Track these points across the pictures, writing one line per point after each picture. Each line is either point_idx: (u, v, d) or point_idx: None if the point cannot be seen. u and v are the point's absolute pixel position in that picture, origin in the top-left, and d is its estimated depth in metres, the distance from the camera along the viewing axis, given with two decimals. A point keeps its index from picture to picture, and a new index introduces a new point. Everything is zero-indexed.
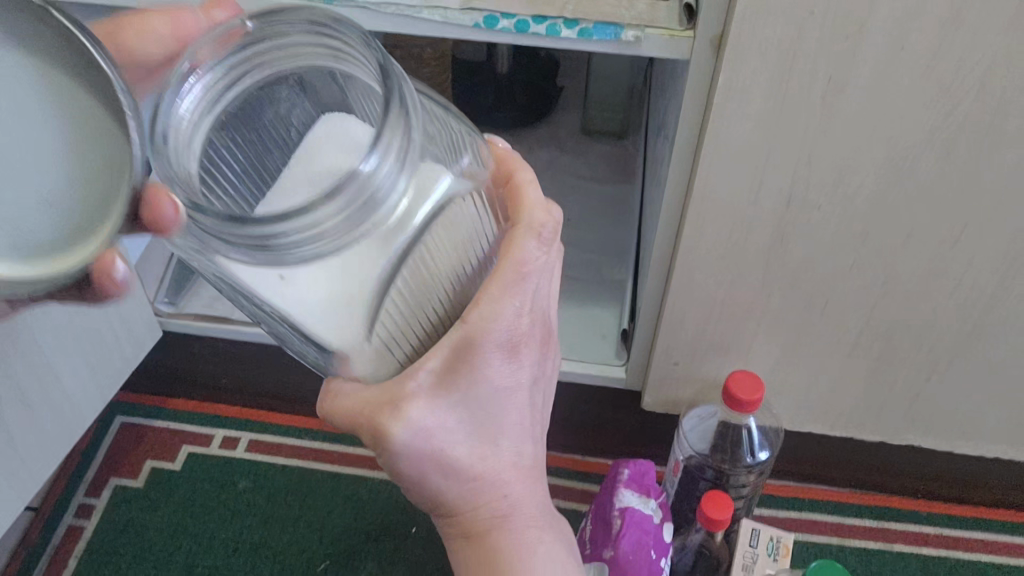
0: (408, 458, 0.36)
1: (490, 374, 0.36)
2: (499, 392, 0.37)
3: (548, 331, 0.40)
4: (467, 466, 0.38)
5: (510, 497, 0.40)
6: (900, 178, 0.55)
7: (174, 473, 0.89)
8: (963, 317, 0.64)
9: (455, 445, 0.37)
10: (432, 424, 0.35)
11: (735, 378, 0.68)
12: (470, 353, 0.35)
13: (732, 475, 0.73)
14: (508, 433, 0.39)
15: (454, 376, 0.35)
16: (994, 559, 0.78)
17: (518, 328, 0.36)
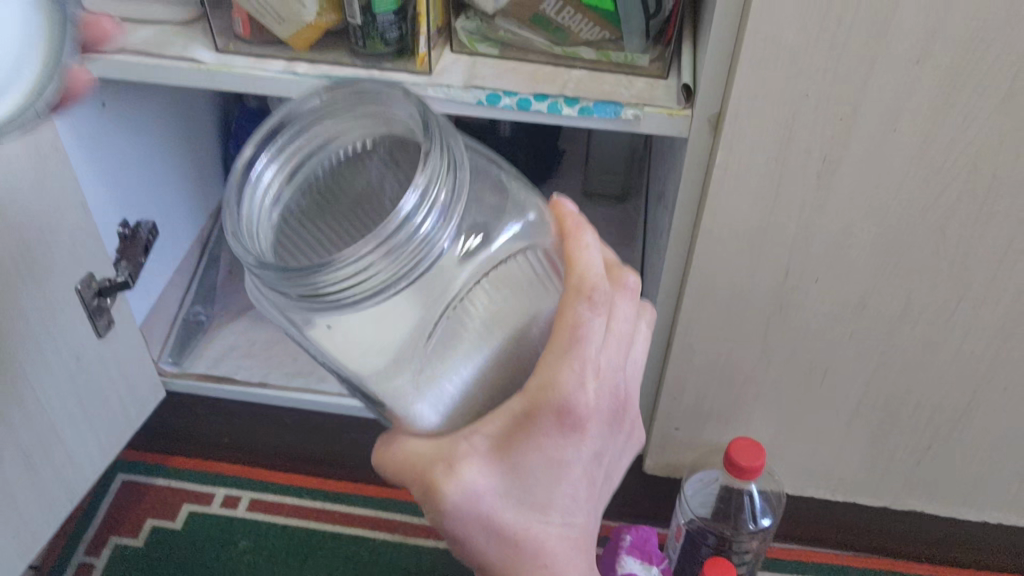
0: (458, 518, 0.37)
1: (549, 448, 0.36)
2: (557, 467, 0.36)
3: (625, 404, 0.39)
4: (523, 531, 0.38)
5: (559, 567, 0.39)
6: (895, 253, 0.56)
7: (173, 533, 0.89)
8: (962, 386, 0.64)
9: (505, 507, 0.37)
10: (483, 489, 0.36)
11: (735, 444, 0.68)
12: (534, 414, 0.35)
13: (736, 541, 0.73)
14: (562, 508, 0.38)
15: (513, 444, 0.36)
16: None
17: (580, 402, 0.35)
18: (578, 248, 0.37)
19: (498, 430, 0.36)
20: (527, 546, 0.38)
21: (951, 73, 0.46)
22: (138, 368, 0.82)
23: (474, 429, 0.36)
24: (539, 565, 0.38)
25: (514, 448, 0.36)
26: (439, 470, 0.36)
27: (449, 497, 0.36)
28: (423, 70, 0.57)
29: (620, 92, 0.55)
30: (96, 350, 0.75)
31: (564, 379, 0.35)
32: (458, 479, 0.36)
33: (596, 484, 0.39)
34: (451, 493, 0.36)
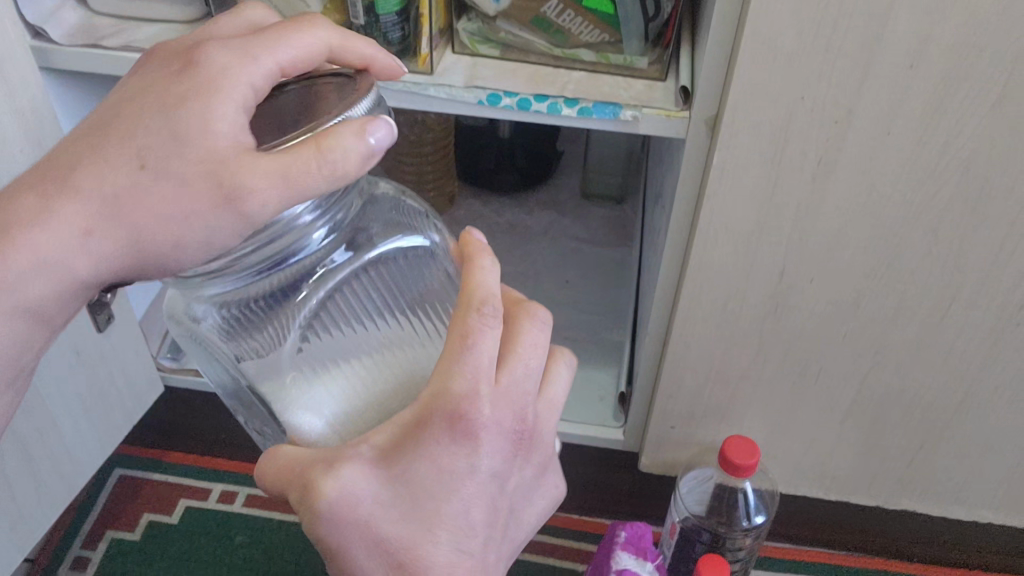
0: (337, 524, 0.35)
1: (436, 456, 0.34)
2: (445, 476, 0.35)
3: (531, 431, 0.38)
4: (406, 554, 0.36)
5: None
6: (889, 253, 0.57)
7: (170, 527, 0.90)
8: (954, 385, 0.65)
9: (388, 517, 0.36)
10: (363, 492, 0.35)
11: (730, 443, 0.68)
12: (421, 425, 0.34)
13: (728, 539, 0.72)
14: (453, 530, 0.36)
15: (397, 451, 0.35)
16: None
17: (469, 411, 0.34)
18: (477, 270, 0.36)
19: (385, 439, 0.35)
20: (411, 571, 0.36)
21: (945, 78, 0.47)
22: (136, 363, 0.83)
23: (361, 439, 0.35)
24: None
25: (399, 458, 0.35)
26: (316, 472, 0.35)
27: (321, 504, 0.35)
28: (425, 69, 0.58)
29: (618, 94, 0.56)
30: (96, 344, 0.75)
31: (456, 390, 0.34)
32: (334, 483, 0.34)
33: (495, 514, 0.37)
34: (325, 498, 0.34)
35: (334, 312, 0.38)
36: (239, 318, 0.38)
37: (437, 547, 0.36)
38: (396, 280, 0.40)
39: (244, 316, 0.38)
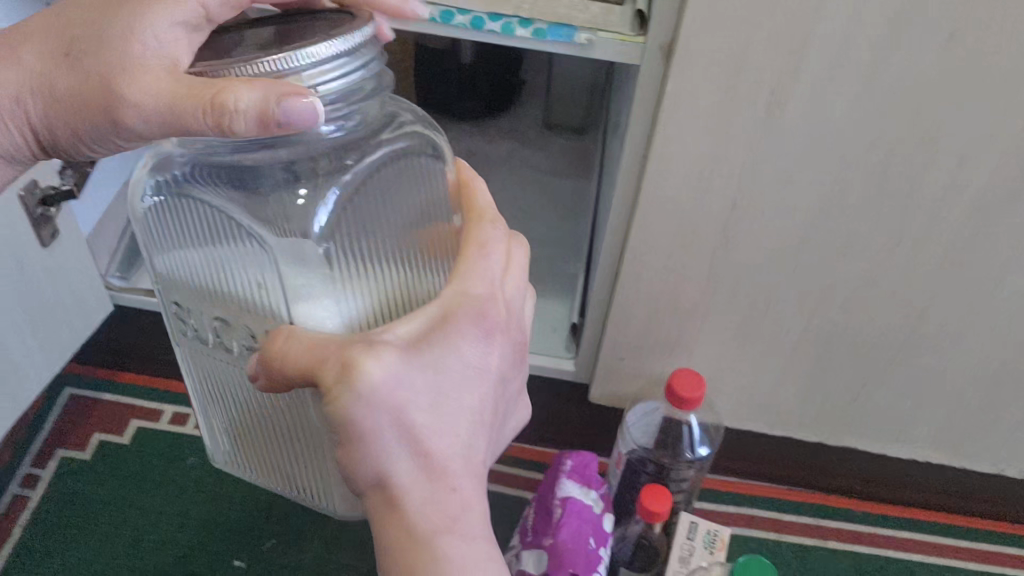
0: (368, 411, 0.34)
1: (459, 349, 0.36)
2: (465, 369, 0.36)
3: (520, 341, 0.41)
4: (428, 445, 0.36)
5: (454, 490, 0.37)
6: (841, 190, 0.56)
7: (122, 447, 0.90)
8: (899, 323, 0.65)
9: (415, 410, 0.35)
10: (400, 379, 0.34)
11: (677, 375, 0.69)
12: (450, 316, 0.36)
13: (674, 469, 0.74)
14: (464, 425, 0.37)
15: (426, 341, 0.35)
16: (923, 559, 0.81)
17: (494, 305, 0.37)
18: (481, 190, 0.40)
19: (413, 328, 0.35)
20: (427, 463, 0.36)
21: (903, 9, 0.46)
22: (84, 281, 0.82)
23: (389, 327, 0.35)
24: (439, 486, 0.36)
25: (429, 345, 0.35)
26: (351, 351, 0.33)
27: (359, 387, 0.33)
28: None
29: (574, 15, 0.54)
30: (40, 259, 0.74)
31: (475, 286, 0.37)
32: (377, 363, 0.33)
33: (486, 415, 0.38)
34: (365, 381, 0.33)
35: (348, 217, 0.37)
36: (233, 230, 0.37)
37: (449, 441, 0.36)
38: (389, 187, 0.39)
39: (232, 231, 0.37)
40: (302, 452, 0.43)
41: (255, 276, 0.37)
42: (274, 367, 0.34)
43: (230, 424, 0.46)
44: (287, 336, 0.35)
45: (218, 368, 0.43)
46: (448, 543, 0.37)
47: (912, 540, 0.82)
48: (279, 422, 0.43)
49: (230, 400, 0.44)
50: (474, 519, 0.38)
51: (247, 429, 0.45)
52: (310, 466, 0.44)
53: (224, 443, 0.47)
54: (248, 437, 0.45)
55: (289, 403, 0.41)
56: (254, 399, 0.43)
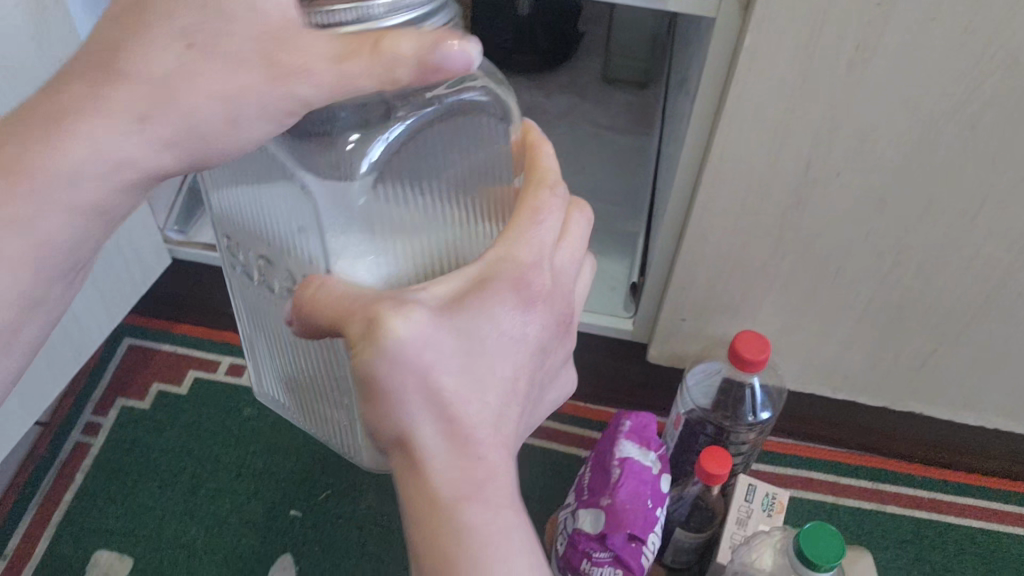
0: (395, 370, 0.30)
1: (500, 318, 0.32)
2: (504, 342, 0.33)
3: (569, 322, 0.37)
4: (458, 420, 0.31)
5: (489, 468, 0.31)
6: (923, 150, 0.54)
7: (179, 397, 0.91)
8: (976, 288, 0.63)
9: (447, 375, 0.31)
10: (431, 338, 0.31)
11: (740, 337, 0.68)
12: (492, 280, 0.33)
13: (733, 433, 0.72)
14: (503, 400, 0.33)
15: (462, 304, 0.32)
16: (983, 525, 0.79)
17: (537, 275, 0.34)
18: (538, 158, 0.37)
19: (448, 290, 0.32)
20: (458, 442, 0.31)
21: None
22: (144, 234, 0.82)
23: (426, 287, 0.32)
24: (468, 473, 0.31)
25: (465, 308, 0.32)
26: (379, 307, 0.30)
27: (382, 345, 0.30)
28: None
29: None
30: None
31: (522, 252, 0.34)
32: (402, 324, 0.30)
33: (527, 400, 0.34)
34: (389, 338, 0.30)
35: (392, 164, 0.34)
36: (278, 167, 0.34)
37: (482, 419, 0.32)
38: (446, 136, 0.36)
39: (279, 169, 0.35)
40: (341, 411, 0.41)
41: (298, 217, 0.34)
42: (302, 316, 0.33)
43: (279, 372, 0.44)
44: (317, 285, 0.33)
45: (265, 312, 0.41)
46: (474, 545, 0.30)
47: (974, 506, 0.80)
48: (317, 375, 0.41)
49: (276, 345, 0.43)
50: (510, 516, 0.32)
51: (292, 377, 0.43)
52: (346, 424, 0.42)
53: (276, 390, 0.46)
54: (292, 384, 0.44)
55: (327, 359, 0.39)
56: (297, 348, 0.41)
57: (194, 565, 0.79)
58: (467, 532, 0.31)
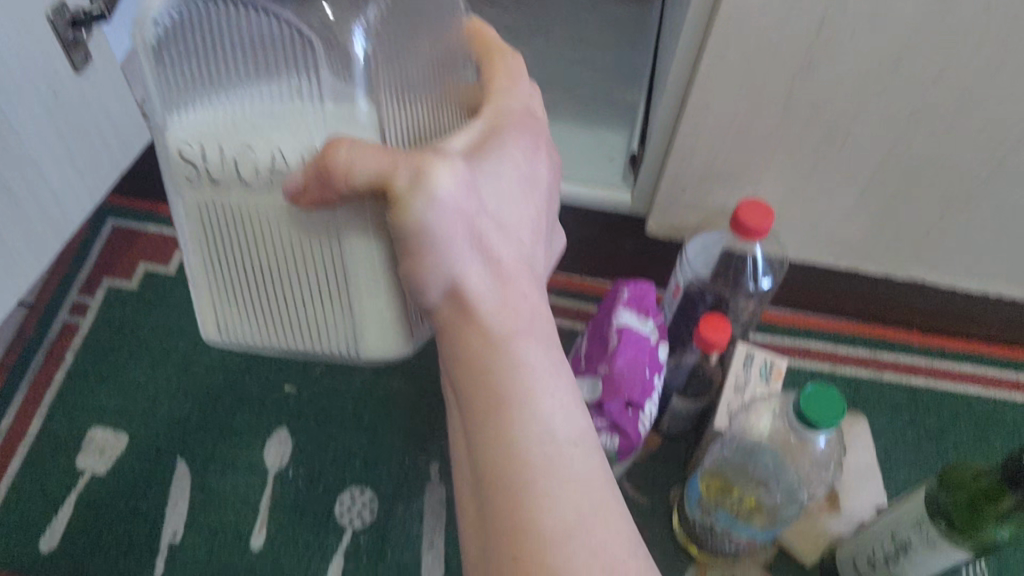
0: (443, 217, 0.37)
1: (507, 162, 0.40)
2: (510, 185, 0.41)
3: (553, 177, 0.45)
4: (490, 251, 0.40)
5: (517, 301, 0.40)
6: (943, 7, 0.51)
7: (167, 277, 0.89)
8: (985, 155, 0.62)
9: (479, 217, 0.39)
10: (466, 185, 0.38)
11: (742, 207, 0.66)
12: (504, 126, 0.41)
13: (733, 301, 0.72)
14: (514, 237, 0.41)
15: (482, 152, 0.40)
16: (980, 392, 0.81)
17: (531, 131, 0.42)
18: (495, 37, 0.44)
19: (468, 140, 0.40)
20: (492, 269, 0.40)
21: None
22: (121, 109, 0.78)
23: (449, 139, 0.39)
24: (506, 290, 0.40)
25: (485, 155, 0.40)
26: (423, 159, 0.36)
27: (431, 191, 0.36)
28: None
29: None
30: (74, 85, 0.70)
31: (516, 103, 0.42)
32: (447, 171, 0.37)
33: (531, 241, 0.43)
34: (437, 185, 0.36)
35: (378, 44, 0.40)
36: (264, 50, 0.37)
37: (506, 250, 0.41)
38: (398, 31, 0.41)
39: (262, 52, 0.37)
40: (337, 296, 0.41)
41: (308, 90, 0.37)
42: (330, 176, 0.35)
43: (242, 288, 0.42)
44: (344, 145, 0.36)
45: (230, 213, 0.39)
46: (523, 355, 0.38)
47: (968, 374, 0.82)
48: (303, 263, 0.41)
49: (246, 254, 0.41)
50: (547, 343, 0.40)
51: (262, 284, 0.42)
52: (342, 311, 0.42)
53: (230, 317, 0.44)
54: (265, 301, 0.42)
55: (327, 239, 0.40)
56: (277, 240, 0.40)
57: (191, 440, 0.79)
58: (514, 355, 0.38)
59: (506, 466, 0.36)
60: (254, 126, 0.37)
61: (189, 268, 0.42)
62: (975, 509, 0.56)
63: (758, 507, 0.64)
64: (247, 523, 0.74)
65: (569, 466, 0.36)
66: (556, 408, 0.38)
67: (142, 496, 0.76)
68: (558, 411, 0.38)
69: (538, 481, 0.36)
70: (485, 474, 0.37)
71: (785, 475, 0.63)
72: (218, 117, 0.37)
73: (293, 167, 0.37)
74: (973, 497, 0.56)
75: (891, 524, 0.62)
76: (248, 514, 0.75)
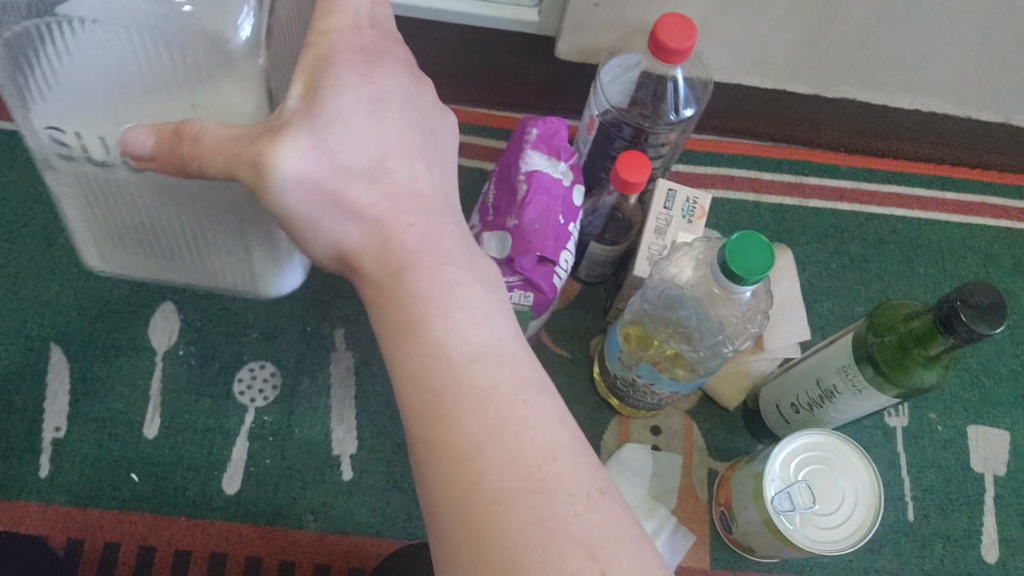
0: (300, 192, 0.39)
1: (337, 99, 0.39)
2: (354, 122, 0.39)
3: (408, 70, 0.42)
4: (354, 204, 0.40)
5: (402, 242, 0.40)
6: None
7: (11, 134, 0.77)
8: None
9: (338, 175, 0.39)
10: (313, 157, 0.39)
11: (664, 22, 0.58)
12: (327, 60, 0.39)
13: (652, 134, 0.64)
14: (373, 171, 0.40)
15: (313, 95, 0.39)
16: (904, 215, 0.77)
17: (356, 49, 0.40)
18: None
19: (301, 90, 0.39)
20: (366, 218, 0.40)
21: None
22: None
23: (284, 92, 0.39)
24: (391, 232, 0.40)
25: (318, 102, 0.39)
26: (260, 146, 0.37)
27: (275, 173, 0.38)
28: None
29: None
30: None
31: (338, 22, 0.40)
32: (284, 153, 0.38)
33: (399, 164, 0.41)
34: (280, 171, 0.38)
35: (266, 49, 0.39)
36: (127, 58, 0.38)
37: (369, 193, 0.40)
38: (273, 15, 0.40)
39: (123, 57, 0.38)
40: (238, 253, 0.51)
41: (166, 72, 0.39)
42: (183, 160, 0.38)
43: (136, 239, 0.51)
44: (198, 133, 0.37)
45: (118, 181, 0.44)
46: (418, 279, 0.38)
47: (898, 195, 0.78)
48: (205, 227, 0.49)
49: (145, 216, 0.48)
50: (447, 263, 0.39)
51: (161, 237, 0.50)
52: (236, 258, 0.52)
53: (113, 253, 0.54)
54: (152, 240, 0.51)
55: (247, 224, 0.48)
56: (184, 216, 0.48)
57: (64, 323, 0.70)
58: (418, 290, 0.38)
59: (430, 399, 0.36)
60: (118, 116, 0.40)
61: (67, 211, 0.48)
62: (903, 351, 0.53)
63: (678, 363, 0.59)
64: (139, 412, 0.68)
65: (492, 379, 0.36)
66: (455, 330, 0.37)
67: (13, 389, 0.67)
68: (470, 321, 0.38)
69: (465, 411, 0.35)
70: (411, 404, 0.36)
71: (708, 329, 0.58)
72: (77, 107, 0.39)
73: (135, 126, 0.38)
74: (903, 341, 0.53)
75: (815, 370, 0.59)
76: (138, 400, 0.68)
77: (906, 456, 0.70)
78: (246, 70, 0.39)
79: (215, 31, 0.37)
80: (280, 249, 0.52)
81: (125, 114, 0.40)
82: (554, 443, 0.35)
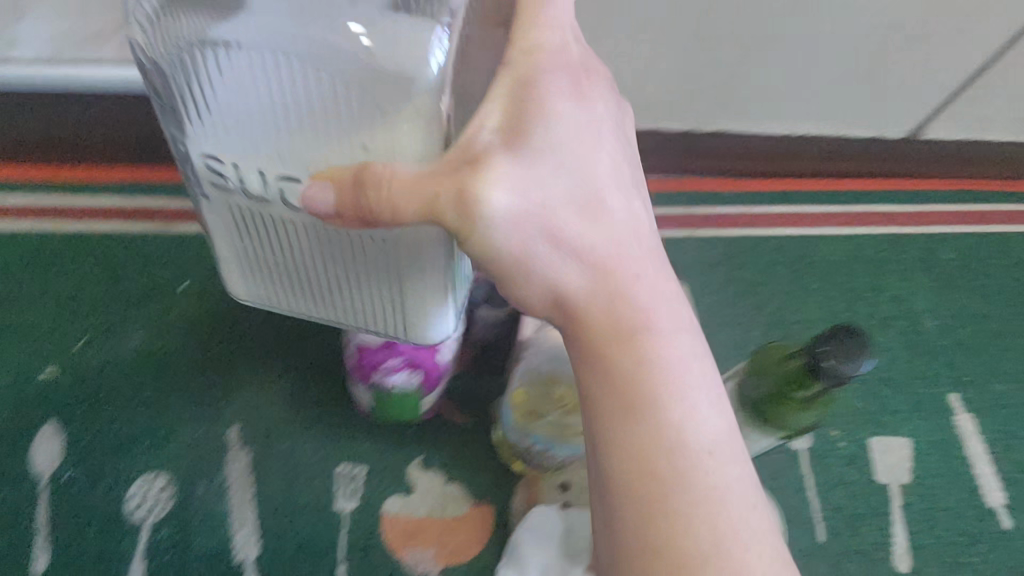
0: (508, 230, 0.36)
1: (551, 132, 0.35)
2: (578, 163, 0.37)
3: (600, 86, 0.38)
4: (572, 244, 0.37)
5: (637, 291, 0.38)
6: None
7: None
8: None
9: (569, 217, 0.37)
10: (521, 194, 0.35)
11: None
12: (531, 84, 0.35)
13: None
14: (613, 204, 0.38)
15: (518, 130, 0.35)
16: (789, 232, 0.81)
17: (567, 65, 0.36)
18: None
19: (501, 117, 0.35)
20: (588, 262, 0.37)
21: None
22: None
23: (482, 118, 0.34)
24: (616, 278, 0.38)
25: (529, 135, 0.35)
26: (469, 182, 0.34)
27: (487, 214, 0.35)
28: None
29: None
30: None
31: (543, 36, 0.35)
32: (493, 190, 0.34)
33: (630, 202, 0.39)
34: (489, 205, 0.35)
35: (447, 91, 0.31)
36: (240, 88, 0.32)
37: (593, 232, 0.37)
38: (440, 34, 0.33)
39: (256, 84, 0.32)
40: (390, 311, 0.45)
41: (329, 111, 0.32)
42: (368, 206, 0.33)
43: (293, 279, 0.45)
44: (383, 179, 0.33)
45: (264, 223, 0.40)
46: (653, 348, 0.37)
47: (863, 213, 0.83)
48: (369, 292, 0.44)
49: (285, 250, 0.43)
50: (678, 323, 0.39)
51: (312, 280, 0.45)
52: (395, 320, 0.46)
53: (266, 286, 0.47)
54: (298, 279, 0.46)
55: (393, 291, 0.43)
56: (319, 267, 0.43)
57: None
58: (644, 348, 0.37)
59: (647, 466, 0.36)
60: (249, 145, 0.34)
61: (225, 255, 0.45)
62: (779, 398, 0.53)
63: (553, 428, 0.61)
64: (23, 549, 0.63)
65: (707, 442, 0.37)
66: (698, 401, 0.37)
67: None
68: (699, 389, 0.38)
69: (672, 482, 0.36)
70: (627, 477, 0.36)
71: None
72: (232, 131, 0.34)
73: (309, 184, 0.35)
74: (779, 388, 0.53)
75: None
76: (20, 537, 0.63)
77: (813, 478, 0.71)
78: (421, 111, 0.31)
79: (394, 69, 0.30)
80: (422, 319, 0.45)
81: (246, 148, 0.35)
82: (750, 499, 0.37)
